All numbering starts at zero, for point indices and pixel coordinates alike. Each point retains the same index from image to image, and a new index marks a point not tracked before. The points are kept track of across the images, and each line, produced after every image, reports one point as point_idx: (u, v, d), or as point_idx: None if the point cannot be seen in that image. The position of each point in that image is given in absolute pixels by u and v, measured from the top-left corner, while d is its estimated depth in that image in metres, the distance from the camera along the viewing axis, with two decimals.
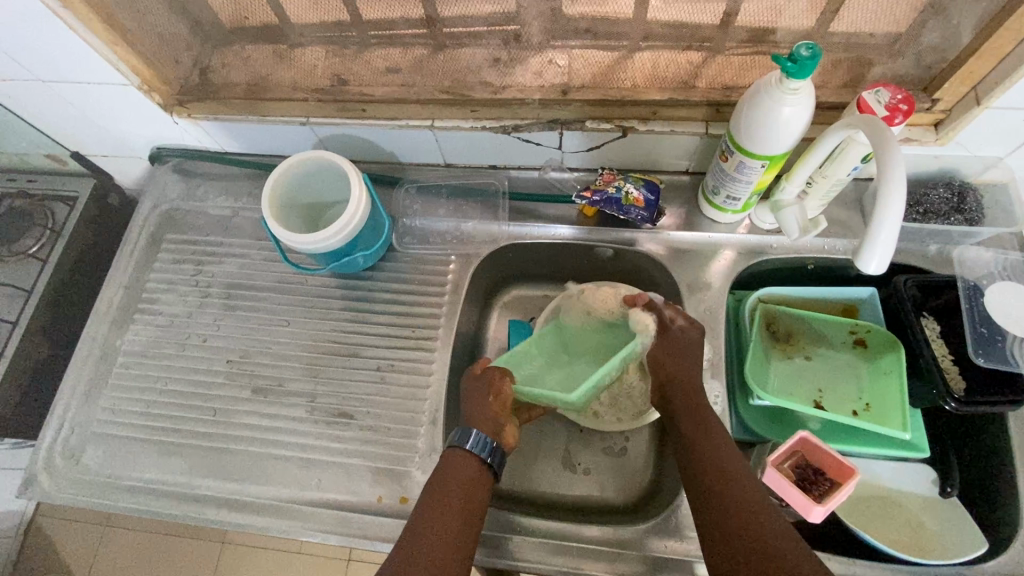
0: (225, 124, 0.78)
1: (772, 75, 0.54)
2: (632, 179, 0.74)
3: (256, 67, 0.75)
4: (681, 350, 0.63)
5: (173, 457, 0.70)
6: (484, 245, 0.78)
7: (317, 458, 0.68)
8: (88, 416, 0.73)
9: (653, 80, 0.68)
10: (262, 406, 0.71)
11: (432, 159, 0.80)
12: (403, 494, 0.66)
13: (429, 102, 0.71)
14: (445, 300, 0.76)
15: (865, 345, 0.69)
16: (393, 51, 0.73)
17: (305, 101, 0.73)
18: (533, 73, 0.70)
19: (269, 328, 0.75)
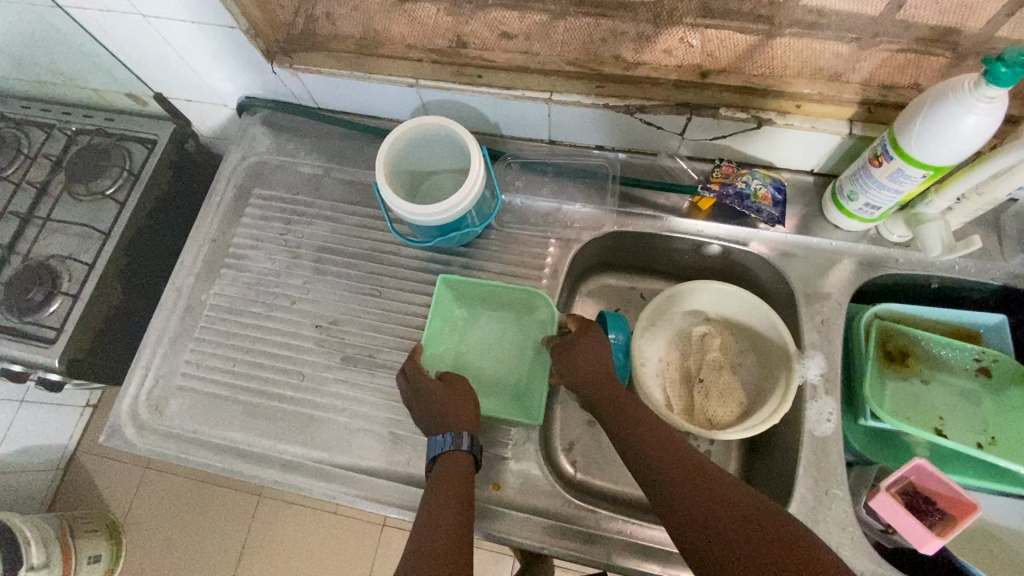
0: (326, 79, 0.74)
1: (967, 78, 0.49)
2: (760, 174, 0.69)
3: (366, 19, 0.71)
4: (588, 349, 0.64)
5: (259, 419, 0.68)
6: (586, 231, 0.75)
7: (406, 435, 0.66)
8: (172, 368, 0.72)
9: (800, 70, 0.63)
10: (352, 376, 0.69)
11: (538, 134, 0.76)
12: (495, 481, 0.64)
13: (552, 73, 0.67)
14: (543, 284, 0.73)
15: (989, 374, 0.65)
16: (515, 15, 0.69)
17: (419, 61, 0.69)
18: (667, 51, 0.66)
19: (359, 296, 0.73)
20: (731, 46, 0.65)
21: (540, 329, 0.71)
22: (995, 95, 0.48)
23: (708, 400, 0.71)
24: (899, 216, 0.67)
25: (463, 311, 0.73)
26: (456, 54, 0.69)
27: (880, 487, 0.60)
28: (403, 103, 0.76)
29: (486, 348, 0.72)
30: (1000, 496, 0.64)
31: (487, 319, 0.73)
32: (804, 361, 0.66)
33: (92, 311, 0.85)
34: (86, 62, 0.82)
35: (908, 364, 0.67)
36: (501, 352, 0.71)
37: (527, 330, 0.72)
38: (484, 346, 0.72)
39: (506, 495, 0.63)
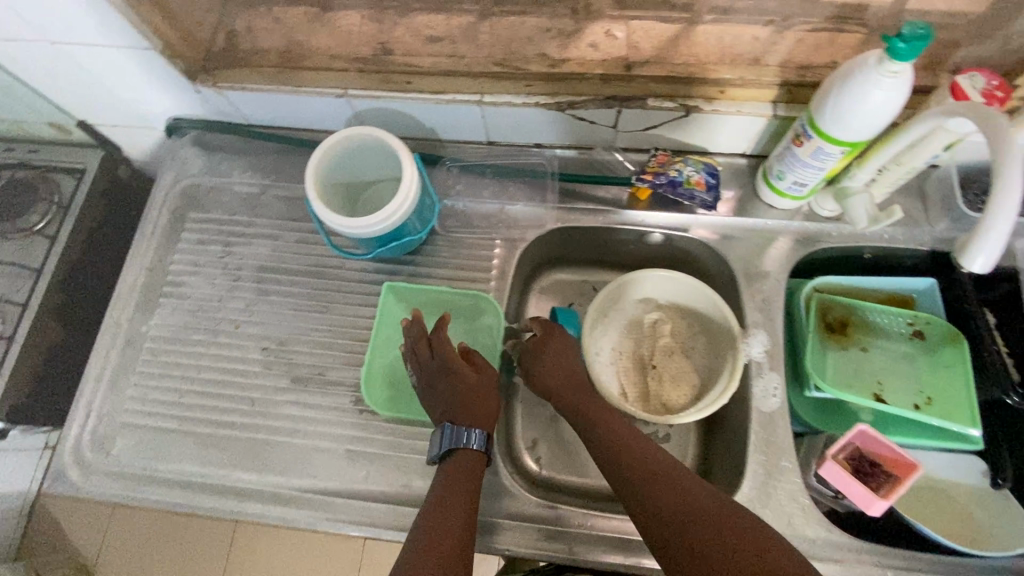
0: (251, 96, 0.72)
1: (871, 55, 0.50)
2: (692, 161, 0.70)
3: (289, 31, 0.70)
4: (554, 354, 0.66)
5: (210, 449, 0.66)
6: (531, 229, 0.75)
7: (363, 450, 0.66)
8: (117, 405, 0.69)
9: (720, 57, 0.64)
10: (303, 396, 0.68)
11: (474, 135, 0.75)
12: None
13: (480, 74, 0.67)
14: (491, 287, 0.73)
15: (923, 337, 0.67)
16: (439, 20, 0.68)
17: (347, 72, 0.68)
18: (592, 45, 0.66)
19: (305, 313, 0.71)
20: (653, 37, 0.65)
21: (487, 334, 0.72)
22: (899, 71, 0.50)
23: (662, 385, 0.72)
24: (829, 191, 0.69)
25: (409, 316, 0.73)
26: (383, 62, 0.68)
27: (826, 454, 0.62)
28: (335, 114, 0.74)
29: None
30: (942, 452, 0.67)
31: (433, 325, 0.73)
32: (748, 340, 0.68)
33: (30, 353, 0.82)
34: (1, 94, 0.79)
35: (849, 334, 0.69)
36: None
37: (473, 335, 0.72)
38: None
39: None
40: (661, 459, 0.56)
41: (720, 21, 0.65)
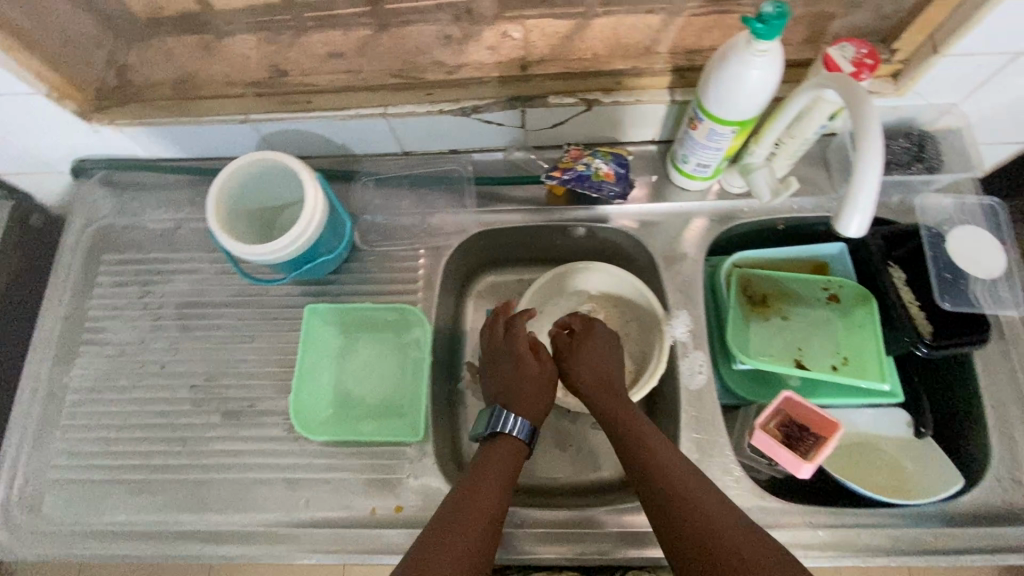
0: (152, 130, 0.70)
1: (739, 36, 0.52)
2: (601, 153, 0.71)
3: (181, 61, 0.68)
4: (592, 352, 0.67)
5: (145, 494, 0.65)
6: (454, 236, 0.75)
7: (302, 477, 0.65)
8: (44, 462, 0.67)
9: (613, 49, 0.65)
10: (236, 430, 0.67)
11: (386, 147, 0.75)
12: (397, 503, 0.63)
13: (379, 88, 0.66)
14: (419, 297, 0.73)
15: (838, 301, 0.70)
16: (332, 35, 0.67)
17: (244, 98, 0.67)
18: (488, 48, 0.66)
19: (232, 344, 0.70)
20: (548, 34, 0.66)
21: (415, 348, 0.72)
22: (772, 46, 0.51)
23: None
24: (733, 169, 0.71)
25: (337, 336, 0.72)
26: (281, 85, 0.67)
27: (756, 426, 0.64)
28: (241, 140, 0.73)
29: (363, 372, 0.71)
30: (864, 408, 0.70)
31: (362, 343, 0.72)
32: (672, 322, 0.69)
33: None
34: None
35: (767, 305, 0.71)
36: (377, 374, 0.71)
37: (402, 349, 0.72)
38: (358, 367, 0.71)
39: (409, 515, 0.63)
40: (689, 477, 0.55)
41: (610, 13, 0.66)
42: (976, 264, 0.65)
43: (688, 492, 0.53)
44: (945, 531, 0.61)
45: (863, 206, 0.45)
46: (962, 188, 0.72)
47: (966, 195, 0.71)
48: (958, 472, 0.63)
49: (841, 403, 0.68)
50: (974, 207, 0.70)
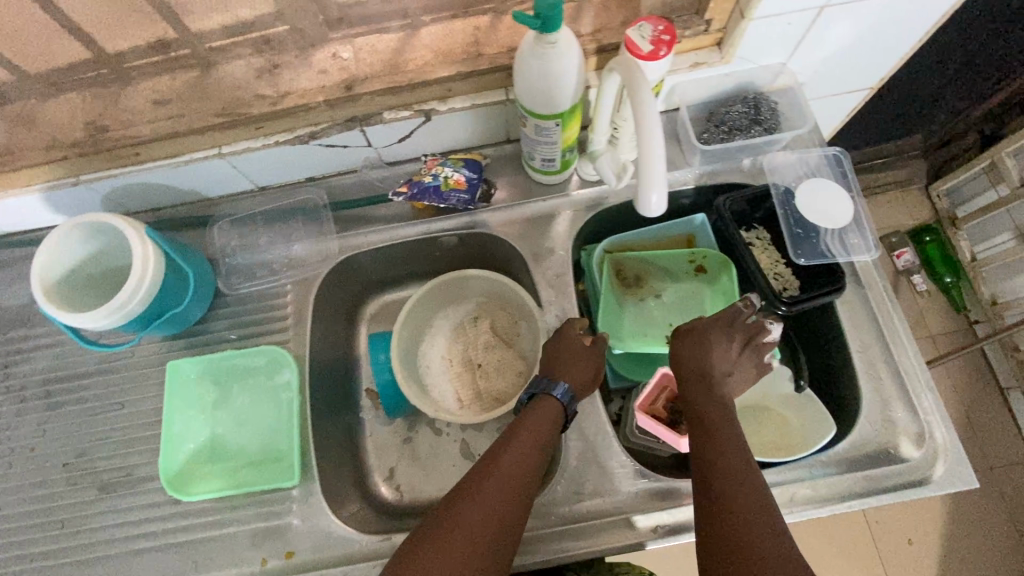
0: (35, 196, 0.87)
1: (529, 37, 0.66)
2: (453, 162, 0.90)
3: (47, 121, 0.83)
4: (688, 346, 0.79)
5: (31, 546, 0.85)
6: (321, 264, 0.96)
7: (170, 543, 0.83)
8: (32, 498, 0.88)
9: (442, 55, 0.82)
10: (111, 504, 0.86)
11: (214, 183, 0.92)
12: (286, 551, 0.82)
13: (210, 130, 0.83)
14: (290, 336, 0.94)
15: (703, 270, 0.93)
16: (152, 83, 0.83)
17: (122, 161, 0.84)
18: (319, 69, 0.82)
19: (162, 366, 0.93)
20: (377, 53, 0.82)
21: (281, 390, 0.92)
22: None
23: (490, 380, 0.98)
24: (584, 159, 0.90)
25: (212, 395, 0.92)
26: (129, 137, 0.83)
27: (642, 412, 0.85)
28: (102, 200, 0.90)
29: (243, 419, 0.92)
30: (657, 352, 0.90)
31: (236, 393, 0.93)
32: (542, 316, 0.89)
33: None
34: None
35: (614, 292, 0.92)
36: (258, 425, 0.91)
37: (271, 394, 0.93)
38: (235, 416, 0.92)
39: (296, 560, 0.82)
40: (740, 462, 0.66)
41: (434, 20, 0.83)
42: (826, 218, 0.89)
43: (738, 471, 0.65)
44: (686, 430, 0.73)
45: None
46: (806, 141, 0.98)
47: (811, 147, 0.97)
48: (680, 365, 0.77)
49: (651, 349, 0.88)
50: (817, 160, 0.96)
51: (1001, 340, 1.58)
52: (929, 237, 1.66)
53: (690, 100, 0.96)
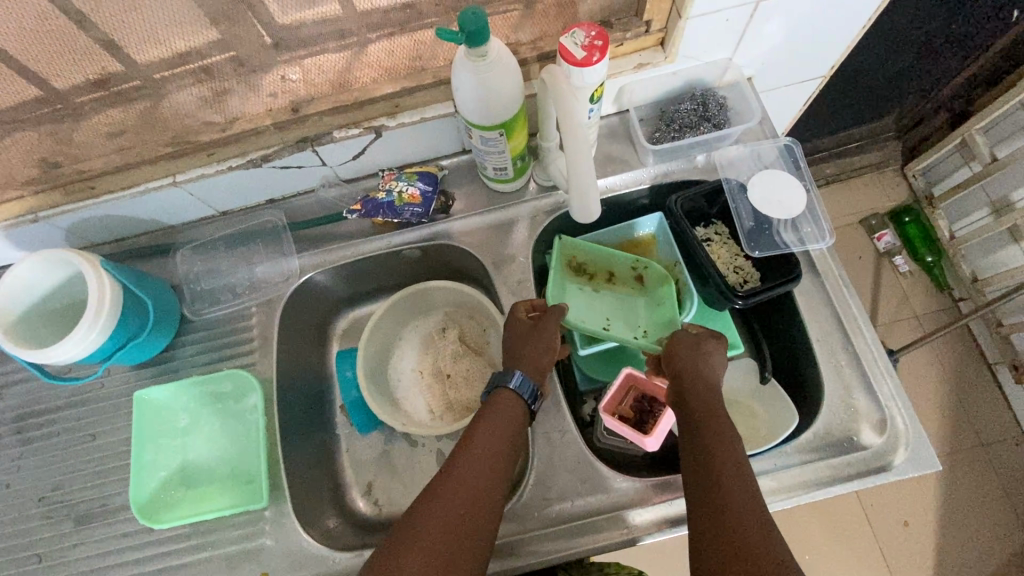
0: (32, 224, 0.79)
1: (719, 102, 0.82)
2: (407, 177, 0.84)
3: (171, 114, 0.74)
4: (686, 356, 0.68)
5: (22, 552, 0.76)
6: (283, 285, 0.84)
7: (171, 568, 0.73)
8: (83, 461, 0.79)
9: (620, 77, 0.79)
10: (87, 534, 0.76)
11: (339, 161, 0.82)
12: (262, 570, 0.72)
13: (258, 117, 0.75)
14: (256, 356, 0.82)
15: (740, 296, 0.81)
16: (315, 58, 0.74)
17: (245, 140, 0.76)
18: (346, 65, 0.75)
19: (233, 326, 0.84)
20: (428, 54, 0.76)
21: (247, 415, 0.80)
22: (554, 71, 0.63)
23: (574, 395, 0.85)
24: None
25: (175, 433, 0.79)
26: (280, 90, 0.75)
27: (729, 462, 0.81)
28: (217, 193, 0.82)
29: (218, 444, 0.79)
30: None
31: (201, 426, 0.80)
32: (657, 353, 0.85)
33: None
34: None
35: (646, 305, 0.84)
36: (224, 449, 0.79)
37: (229, 416, 0.80)
38: (193, 451, 0.79)
39: None
40: (735, 464, 0.56)
41: (541, 23, 0.75)
42: None
43: (730, 482, 0.54)
44: (786, 469, 0.70)
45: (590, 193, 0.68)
46: None
47: None
48: (793, 411, 0.74)
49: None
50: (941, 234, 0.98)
51: (985, 317, 1.41)
52: (907, 217, 1.53)
53: (778, 84, 0.89)
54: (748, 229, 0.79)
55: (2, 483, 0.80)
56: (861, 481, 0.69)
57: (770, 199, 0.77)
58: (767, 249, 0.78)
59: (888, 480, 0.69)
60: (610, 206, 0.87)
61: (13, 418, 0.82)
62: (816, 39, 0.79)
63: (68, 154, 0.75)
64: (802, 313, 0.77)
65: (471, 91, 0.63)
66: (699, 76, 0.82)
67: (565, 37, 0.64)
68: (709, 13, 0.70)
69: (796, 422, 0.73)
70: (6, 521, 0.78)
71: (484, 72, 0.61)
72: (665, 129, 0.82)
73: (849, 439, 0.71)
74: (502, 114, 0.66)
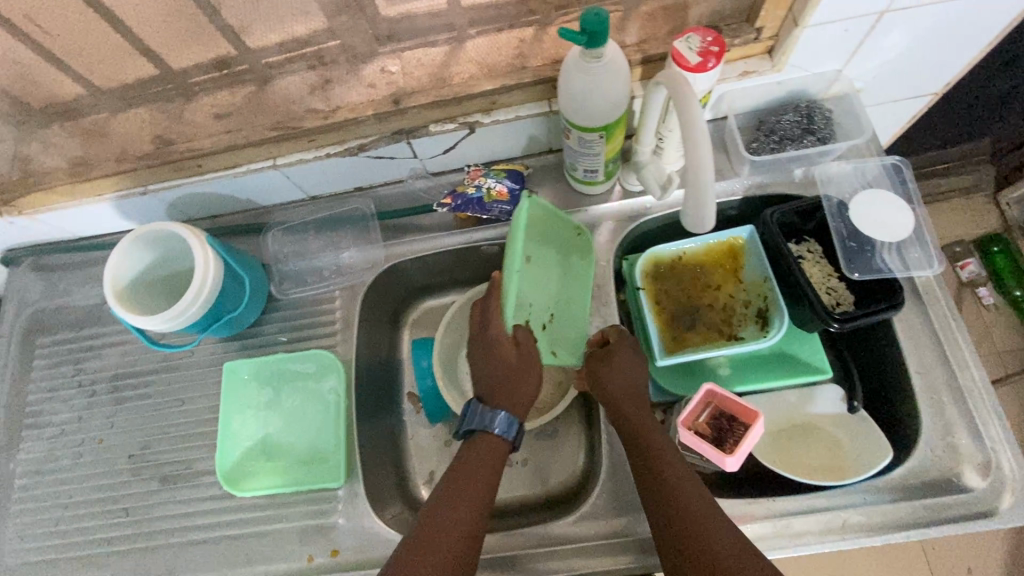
0: (146, 195, 0.84)
1: (824, 115, 0.79)
2: (495, 173, 0.83)
3: (279, 99, 0.77)
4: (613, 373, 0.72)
5: (111, 504, 0.81)
6: (367, 272, 0.87)
7: (246, 535, 0.77)
8: (170, 425, 0.84)
9: (723, 82, 0.77)
10: (172, 494, 0.80)
11: (429, 153, 0.83)
12: (332, 548, 0.74)
13: (358, 106, 0.76)
14: (338, 338, 0.85)
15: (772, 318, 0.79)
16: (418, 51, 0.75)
17: (344, 128, 0.78)
18: (449, 61, 0.76)
19: (317, 308, 0.87)
20: (527, 50, 0.76)
21: (325, 397, 0.82)
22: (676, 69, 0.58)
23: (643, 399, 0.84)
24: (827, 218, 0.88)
25: (255, 408, 0.82)
26: (383, 81, 0.76)
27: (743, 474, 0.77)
28: (310, 178, 0.84)
29: (296, 422, 0.81)
30: (796, 389, 0.79)
31: (282, 403, 0.82)
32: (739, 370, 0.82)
33: None
34: (19, 189, 0.82)
35: (717, 320, 0.82)
36: (302, 427, 0.81)
37: (308, 396, 0.82)
38: (270, 427, 0.81)
39: (341, 559, 0.74)
40: (682, 472, 0.64)
41: (647, 25, 0.73)
42: None
43: (685, 494, 0.62)
44: (876, 504, 0.67)
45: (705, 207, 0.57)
46: None
47: None
48: (886, 444, 0.71)
49: (761, 387, 0.79)
50: None
51: None
52: (995, 247, 1.43)
53: (889, 99, 0.85)
54: (849, 249, 0.76)
55: (96, 438, 0.85)
56: (958, 525, 0.65)
57: (874, 219, 0.74)
58: (867, 272, 0.74)
59: (988, 528, 0.65)
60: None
61: (108, 377, 0.88)
62: (941, 53, 0.75)
63: (179, 133, 0.79)
64: (901, 342, 0.73)
65: (579, 90, 0.62)
66: (805, 88, 0.79)
67: (679, 41, 0.63)
68: (828, 23, 0.68)
69: (889, 457, 0.70)
70: (98, 474, 0.83)
71: (596, 73, 0.60)
72: (763, 139, 0.80)
73: (949, 480, 0.67)
74: (607, 116, 0.65)
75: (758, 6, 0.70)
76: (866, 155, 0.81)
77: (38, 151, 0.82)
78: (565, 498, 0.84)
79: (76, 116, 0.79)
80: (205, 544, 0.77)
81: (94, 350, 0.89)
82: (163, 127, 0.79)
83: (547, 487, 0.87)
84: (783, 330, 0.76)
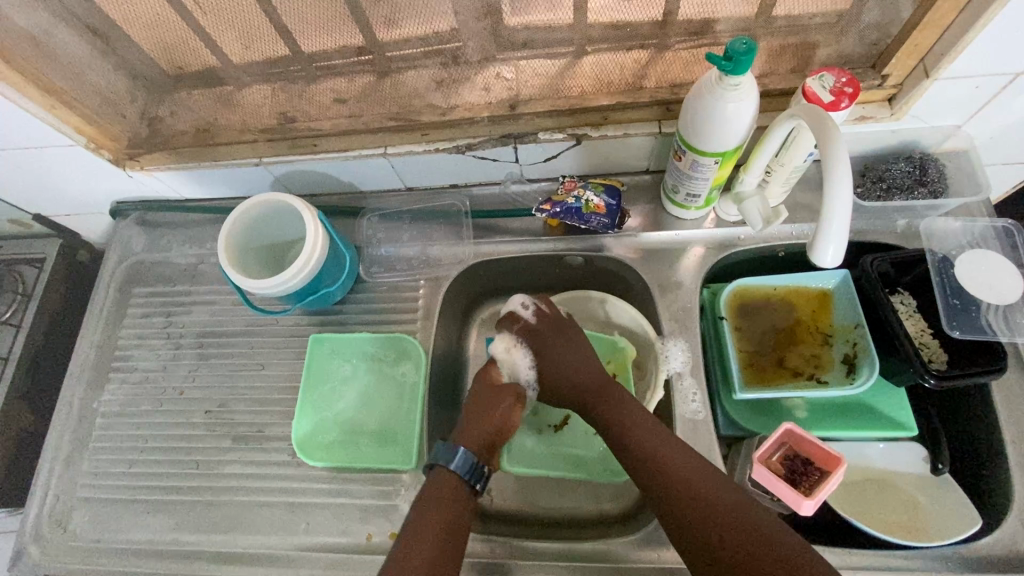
0: (258, 167, 0.87)
1: (933, 168, 0.78)
2: (593, 187, 0.84)
3: (401, 92, 0.81)
4: (566, 353, 0.78)
5: (183, 455, 0.84)
6: (453, 267, 0.89)
7: (308, 505, 0.78)
8: (248, 387, 0.87)
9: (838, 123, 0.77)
10: (243, 453, 0.83)
11: (530, 161, 0.85)
12: (391, 531, 0.75)
13: (473, 107, 0.80)
14: (418, 326, 0.87)
15: (855, 365, 0.78)
16: (539, 62, 0.79)
17: (457, 126, 0.81)
18: (568, 72, 0.79)
19: (400, 295, 0.89)
20: (644, 72, 0.78)
21: (396, 381, 0.84)
22: (807, 104, 0.62)
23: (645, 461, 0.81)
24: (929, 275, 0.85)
25: (330, 382, 0.85)
26: (501, 87, 0.79)
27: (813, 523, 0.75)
28: (413, 170, 0.87)
29: (367, 402, 0.84)
30: (877, 442, 0.77)
31: (356, 383, 0.85)
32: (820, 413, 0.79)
33: None
34: (145, 146, 0.87)
35: (800, 359, 0.81)
36: (372, 408, 0.83)
37: (384, 380, 0.85)
38: (342, 404, 0.83)
39: None
40: (647, 428, 0.69)
41: (768, 63, 0.75)
42: None
43: (660, 449, 0.67)
44: (956, 568, 0.66)
45: (835, 235, 0.55)
46: None
47: None
48: (974, 512, 0.69)
49: (840, 436, 0.76)
50: None
51: None
52: None
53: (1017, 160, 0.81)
54: (951, 305, 0.73)
55: (177, 389, 0.89)
56: None
57: (979, 280, 0.74)
58: (968, 331, 0.72)
59: None
60: (791, 251, 0.85)
61: (195, 334, 0.92)
62: None
63: (301, 112, 0.83)
64: (998, 410, 0.71)
65: (710, 116, 0.63)
66: (919, 139, 0.78)
67: (812, 79, 0.64)
68: (962, 78, 0.67)
69: (976, 527, 0.68)
70: (175, 424, 0.87)
71: (731, 100, 0.61)
72: (870, 185, 0.81)
73: None
74: (730, 142, 0.65)
75: (891, 53, 0.70)
76: (976, 214, 0.81)
77: (168, 113, 0.87)
78: (619, 519, 0.82)
79: (207, 86, 0.84)
80: (267, 507, 0.79)
81: (184, 306, 0.94)
82: (287, 105, 0.83)
83: (600, 504, 0.84)
84: (872, 378, 0.74)
